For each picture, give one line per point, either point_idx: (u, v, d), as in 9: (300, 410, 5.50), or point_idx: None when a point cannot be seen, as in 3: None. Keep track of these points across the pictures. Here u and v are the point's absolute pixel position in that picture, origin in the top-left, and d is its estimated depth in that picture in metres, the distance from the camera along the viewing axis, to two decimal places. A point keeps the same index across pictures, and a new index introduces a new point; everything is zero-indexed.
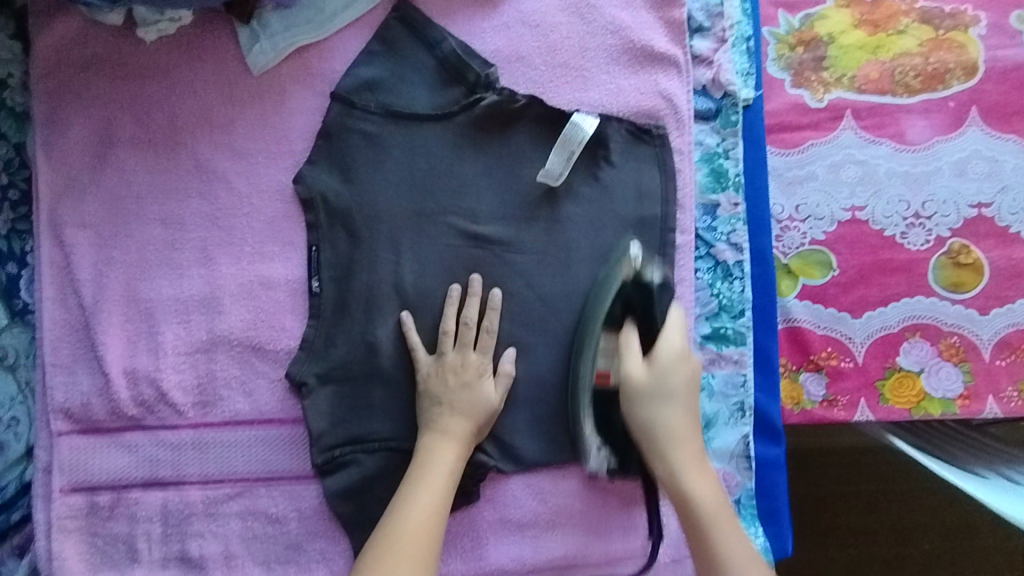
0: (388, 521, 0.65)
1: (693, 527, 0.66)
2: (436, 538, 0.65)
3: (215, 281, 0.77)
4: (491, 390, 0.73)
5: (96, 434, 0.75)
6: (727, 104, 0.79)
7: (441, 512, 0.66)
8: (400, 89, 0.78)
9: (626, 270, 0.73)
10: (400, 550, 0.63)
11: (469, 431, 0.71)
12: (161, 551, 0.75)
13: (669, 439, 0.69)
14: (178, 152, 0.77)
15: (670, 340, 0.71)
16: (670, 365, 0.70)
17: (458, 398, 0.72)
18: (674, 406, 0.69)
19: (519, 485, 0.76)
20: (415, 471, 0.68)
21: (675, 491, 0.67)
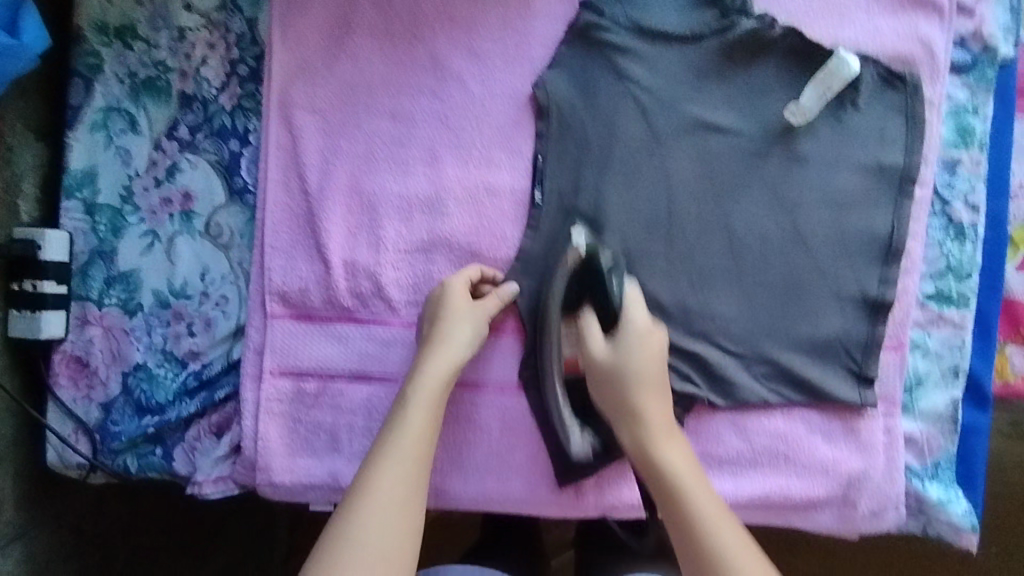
0: (386, 432, 0.65)
1: (679, 531, 0.62)
2: (420, 470, 0.63)
3: (440, 181, 0.74)
4: (456, 286, 0.70)
5: (309, 321, 0.74)
6: (983, 61, 0.76)
7: (428, 446, 0.65)
8: (650, 7, 0.74)
9: (596, 335, 0.69)
10: (396, 462, 0.63)
11: (459, 335, 0.68)
12: (362, 445, 0.74)
13: (671, 485, 0.63)
14: (416, 47, 0.75)
15: (655, 405, 0.66)
16: (656, 430, 0.65)
17: (436, 311, 0.70)
18: (657, 408, 0.66)
19: (724, 420, 0.74)
20: (411, 381, 0.67)
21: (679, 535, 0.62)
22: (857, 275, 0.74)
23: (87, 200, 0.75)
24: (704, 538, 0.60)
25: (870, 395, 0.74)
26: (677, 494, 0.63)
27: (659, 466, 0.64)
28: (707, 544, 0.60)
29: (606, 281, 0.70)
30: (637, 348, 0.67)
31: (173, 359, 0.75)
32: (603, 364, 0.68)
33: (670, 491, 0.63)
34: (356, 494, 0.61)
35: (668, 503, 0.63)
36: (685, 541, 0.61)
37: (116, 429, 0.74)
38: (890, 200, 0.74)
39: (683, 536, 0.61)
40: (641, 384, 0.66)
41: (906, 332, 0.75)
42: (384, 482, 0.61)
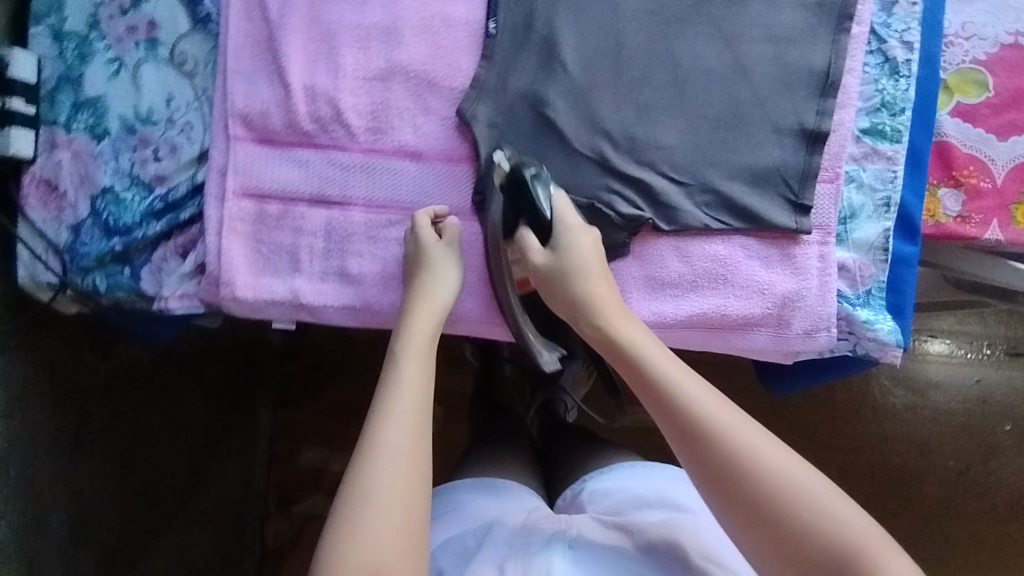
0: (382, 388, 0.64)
1: (666, 405, 0.62)
2: (424, 413, 0.62)
3: (397, 11, 0.77)
4: (425, 241, 0.73)
5: (271, 146, 0.77)
6: None
7: (430, 389, 0.65)
8: None
9: (537, 249, 0.73)
10: (403, 411, 0.62)
11: (445, 287, 0.72)
12: (322, 266, 0.77)
13: (649, 369, 0.64)
14: None
15: (620, 318, 0.69)
16: (618, 320, 0.69)
17: (415, 272, 0.73)
18: (631, 324, 0.68)
19: (667, 245, 0.78)
20: (398, 339, 0.68)
21: (658, 407, 0.63)
22: (794, 108, 0.78)
23: (55, 29, 0.78)
24: (687, 396, 0.61)
25: (806, 223, 0.78)
26: (643, 366, 0.65)
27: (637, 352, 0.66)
28: (696, 410, 0.61)
29: (532, 191, 0.71)
30: (578, 252, 0.71)
31: (140, 184, 0.78)
32: (551, 274, 0.72)
33: (654, 370, 0.64)
34: (369, 441, 0.60)
35: (651, 389, 0.64)
36: (668, 405, 0.62)
37: (84, 249, 0.77)
38: (828, 36, 0.78)
39: (669, 404, 0.62)
40: (607, 314, 0.69)
41: (841, 164, 0.79)
42: (391, 433, 0.60)
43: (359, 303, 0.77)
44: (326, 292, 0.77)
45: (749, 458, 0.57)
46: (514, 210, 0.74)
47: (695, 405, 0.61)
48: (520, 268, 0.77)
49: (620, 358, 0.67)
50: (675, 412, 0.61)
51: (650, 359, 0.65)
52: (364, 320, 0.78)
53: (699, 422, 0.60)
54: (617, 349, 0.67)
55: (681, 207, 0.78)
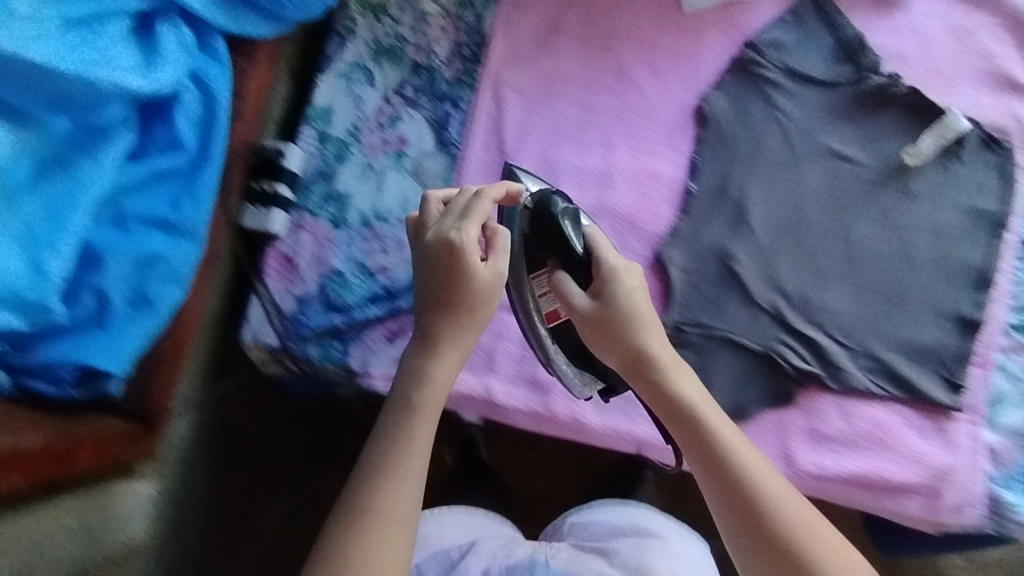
0: (386, 435, 0.64)
1: (731, 489, 0.64)
2: (419, 471, 0.62)
3: (612, 162, 0.89)
4: (470, 234, 0.65)
5: None
6: None
7: (428, 446, 0.64)
8: (803, 53, 0.90)
9: (578, 293, 0.71)
10: (394, 473, 0.61)
11: (474, 296, 0.66)
12: (514, 369, 0.85)
13: (731, 466, 0.65)
14: (609, 56, 0.91)
15: (684, 382, 0.69)
16: (674, 374, 0.69)
17: (451, 264, 0.66)
18: (698, 395, 0.68)
19: (831, 403, 0.85)
20: (414, 384, 0.65)
21: (724, 490, 0.64)
22: (951, 296, 0.87)
23: (320, 130, 0.90)
24: (777, 514, 0.63)
25: (961, 400, 0.85)
26: (732, 462, 0.65)
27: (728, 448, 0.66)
28: (795, 536, 0.62)
29: (563, 230, 0.72)
30: (626, 297, 0.69)
31: (365, 270, 0.87)
32: (595, 321, 0.70)
33: (725, 457, 0.65)
34: (361, 498, 0.60)
35: (712, 464, 0.66)
36: (723, 482, 0.65)
37: (307, 320, 0.85)
38: (984, 238, 0.89)
39: (740, 501, 0.64)
40: (665, 372, 0.68)
41: (990, 352, 0.86)
42: (389, 495, 0.60)
43: (544, 410, 0.84)
44: (516, 394, 0.84)
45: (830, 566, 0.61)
46: (536, 235, 0.75)
47: (796, 532, 0.62)
48: (548, 301, 0.77)
49: (686, 429, 0.67)
50: (756, 521, 0.63)
51: (734, 452, 0.65)
52: (544, 425, 0.85)
53: (805, 556, 0.61)
54: (669, 403, 0.68)
55: (846, 368, 0.85)
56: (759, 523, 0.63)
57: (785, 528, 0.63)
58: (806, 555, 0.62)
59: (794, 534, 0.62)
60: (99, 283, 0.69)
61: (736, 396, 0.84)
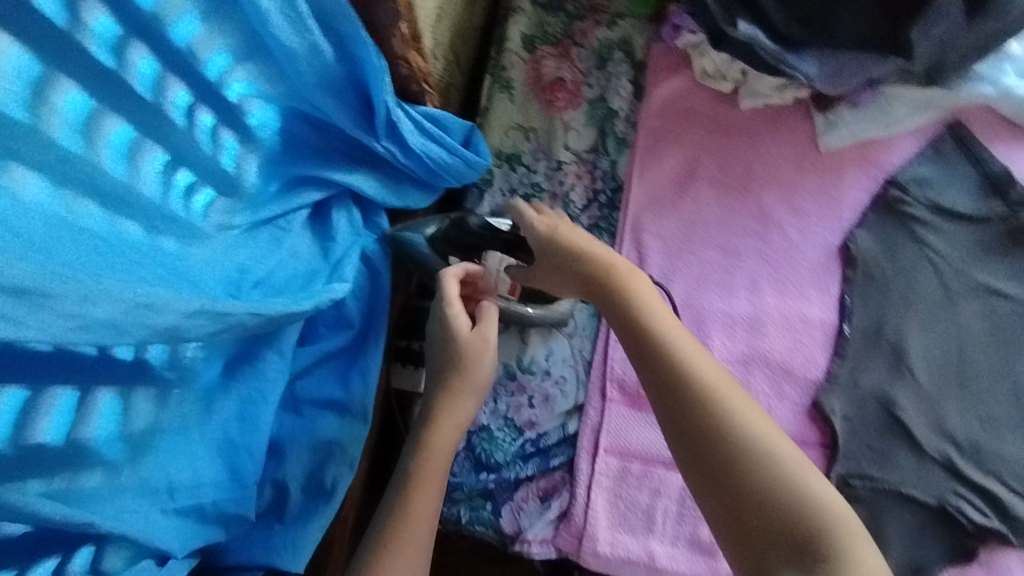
0: (390, 521, 0.63)
1: (676, 404, 0.60)
2: (425, 545, 0.63)
3: (760, 305, 0.88)
4: (458, 319, 0.71)
5: (638, 408, 0.84)
6: None
7: (434, 519, 0.65)
8: (945, 190, 0.91)
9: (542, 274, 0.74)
10: (403, 549, 0.62)
11: (482, 374, 0.70)
12: (674, 529, 0.81)
13: (695, 388, 0.60)
14: (748, 199, 0.92)
15: (676, 329, 0.65)
16: (656, 315, 0.65)
17: (443, 350, 0.71)
18: (675, 330, 0.64)
19: (1014, 558, 0.80)
20: (412, 453, 0.67)
21: (688, 416, 0.59)
22: None
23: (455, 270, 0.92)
24: (733, 434, 0.57)
25: None
26: (682, 376, 0.61)
27: (689, 368, 0.61)
28: (747, 453, 0.56)
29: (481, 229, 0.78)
30: (589, 253, 0.69)
31: (512, 425, 0.85)
32: (568, 277, 0.71)
33: (688, 378, 0.60)
34: None
35: (672, 391, 0.60)
36: (683, 408, 0.59)
37: (457, 479, 0.83)
38: None
39: (690, 418, 0.59)
40: (656, 322, 0.64)
41: None
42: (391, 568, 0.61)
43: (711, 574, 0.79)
44: (679, 557, 0.80)
45: (821, 529, 0.53)
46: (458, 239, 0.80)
47: (725, 433, 0.57)
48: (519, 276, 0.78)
49: (655, 358, 0.62)
50: (705, 437, 0.58)
51: (689, 373, 0.61)
52: None
53: (753, 475, 0.55)
54: (644, 340, 0.64)
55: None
56: (714, 442, 0.57)
57: (733, 442, 0.57)
58: (730, 453, 0.57)
59: (747, 453, 0.56)
60: (280, 474, 0.68)
61: (912, 554, 0.80)
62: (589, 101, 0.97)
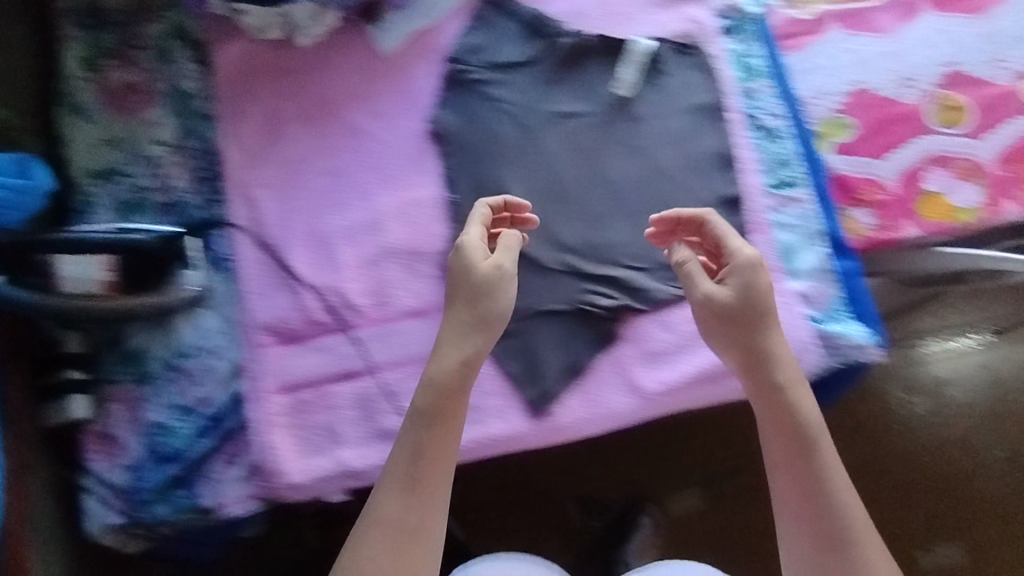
0: (427, 457, 0.72)
1: (764, 376, 0.77)
2: (442, 475, 0.72)
3: (374, 208, 0.94)
4: (477, 264, 0.77)
5: (292, 343, 0.88)
6: (742, 21, 1.02)
7: (427, 451, 0.72)
8: (496, 47, 0.99)
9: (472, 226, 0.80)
10: (387, 489, 0.71)
11: (500, 302, 0.76)
12: (360, 431, 0.85)
13: (774, 372, 0.76)
14: (333, 121, 0.97)
15: (770, 305, 0.77)
16: (760, 290, 0.77)
17: (459, 290, 0.77)
18: (772, 304, 0.77)
19: (651, 322, 0.89)
20: (425, 393, 0.73)
21: (761, 382, 0.77)
22: (708, 184, 0.95)
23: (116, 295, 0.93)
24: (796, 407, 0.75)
25: None
26: (768, 358, 0.77)
27: (780, 352, 0.77)
28: (800, 417, 0.75)
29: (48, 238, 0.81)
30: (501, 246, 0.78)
31: (183, 409, 0.86)
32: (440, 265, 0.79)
33: (775, 360, 0.77)
34: (363, 522, 0.71)
35: (755, 361, 0.77)
36: (761, 376, 0.77)
37: (145, 481, 0.85)
38: (712, 126, 0.97)
39: (766, 388, 0.76)
40: (768, 307, 0.77)
41: (762, 216, 0.94)
42: (387, 503, 0.71)
43: None
44: (369, 454, 0.84)
45: (803, 444, 0.74)
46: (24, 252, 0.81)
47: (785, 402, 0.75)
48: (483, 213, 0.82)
49: (724, 324, 0.78)
50: (779, 402, 0.76)
51: (781, 361, 0.77)
52: None
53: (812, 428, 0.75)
54: (728, 321, 0.77)
55: (647, 286, 0.90)
56: (779, 406, 0.75)
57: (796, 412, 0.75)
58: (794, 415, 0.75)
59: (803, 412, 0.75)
60: None
61: (566, 356, 0.88)
62: (162, 94, 0.98)
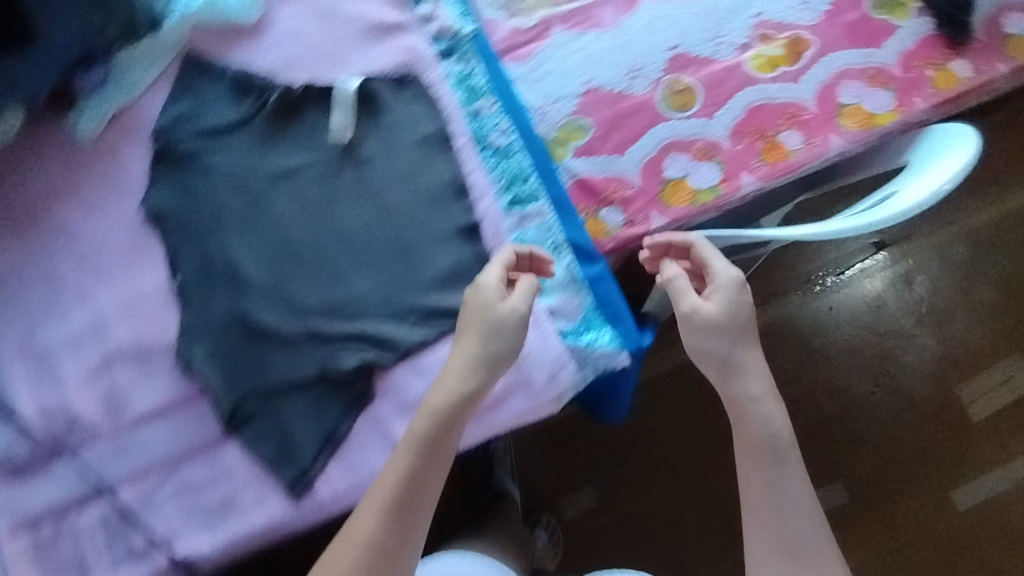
0: (404, 475, 0.75)
1: (733, 395, 0.82)
2: (421, 492, 0.75)
3: (96, 310, 0.88)
4: (502, 304, 0.79)
5: (25, 475, 0.83)
6: (459, 40, 1.01)
7: (422, 469, 0.75)
8: (205, 113, 0.95)
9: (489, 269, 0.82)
10: (372, 496, 0.75)
11: (496, 349, 0.78)
12: (111, 555, 0.81)
13: (744, 388, 0.81)
14: (41, 223, 0.91)
15: (744, 314, 0.83)
16: (731, 303, 0.82)
17: (477, 329, 0.79)
18: (744, 320, 0.82)
19: (404, 371, 0.87)
20: (426, 417, 0.76)
21: (734, 405, 0.81)
22: (446, 215, 0.93)
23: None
24: (767, 422, 0.79)
25: (501, 293, 0.90)
26: (739, 377, 0.81)
27: (747, 363, 0.81)
28: (773, 429, 0.79)
29: None
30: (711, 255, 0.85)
31: None
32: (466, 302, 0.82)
33: (746, 374, 0.81)
34: (348, 528, 0.74)
35: (726, 379, 0.82)
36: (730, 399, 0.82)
37: None
38: (441, 155, 0.95)
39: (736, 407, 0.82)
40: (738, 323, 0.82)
41: (504, 237, 0.93)
42: (361, 519, 0.73)
43: (157, 569, 0.81)
44: None
45: (776, 461, 0.78)
46: None
47: (761, 417, 0.79)
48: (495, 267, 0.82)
49: (705, 345, 0.82)
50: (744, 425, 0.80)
51: (748, 373, 0.81)
52: None
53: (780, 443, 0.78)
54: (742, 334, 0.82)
55: (394, 334, 0.87)
56: (749, 424, 0.80)
57: (771, 424, 0.79)
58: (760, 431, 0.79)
59: (766, 426, 0.79)
60: None
61: (319, 428, 0.84)
62: None
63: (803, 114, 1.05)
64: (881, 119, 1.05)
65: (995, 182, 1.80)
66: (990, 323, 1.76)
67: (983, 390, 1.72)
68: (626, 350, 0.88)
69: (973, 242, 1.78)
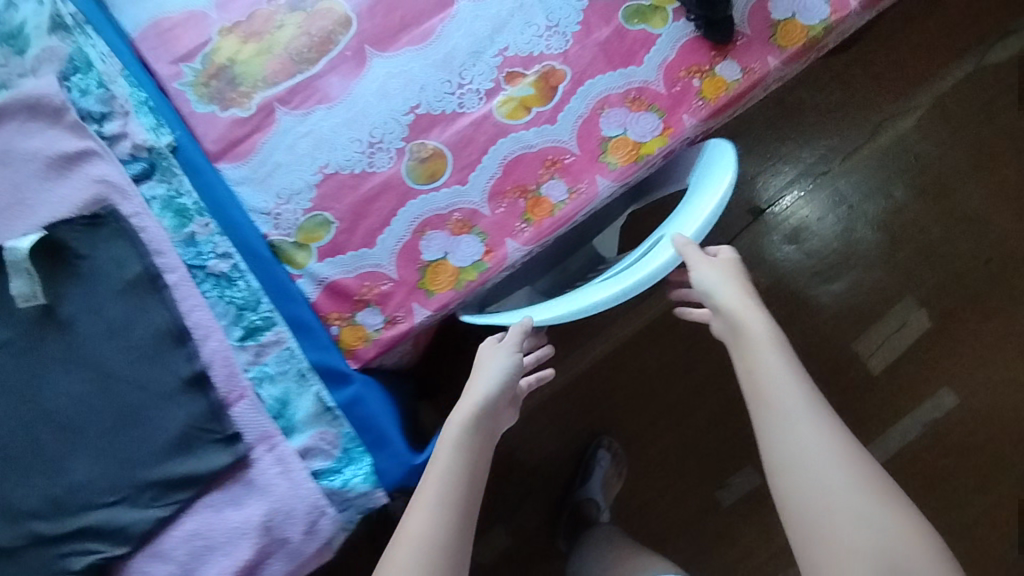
0: (438, 474, 0.78)
1: (786, 418, 0.74)
2: (468, 494, 0.78)
3: None
4: (502, 355, 0.86)
5: None
6: (158, 157, 0.90)
7: (464, 483, 0.78)
8: None
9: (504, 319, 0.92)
10: (431, 486, 0.77)
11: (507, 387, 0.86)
12: None
13: (798, 410, 0.74)
14: None
15: (765, 328, 0.78)
16: (760, 319, 0.79)
17: (480, 375, 0.85)
18: (776, 336, 0.77)
19: (145, 560, 0.79)
20: (456, 430, 0.81)
21: (803, 421, 0.74)
22: (167, 370, 0.82)
23: None
24: (802, 462, 0.72)
25: (241, 447, 0.81)
26: (779, 405, 0.74)
27: (776, 396, 0.75)
28: (796, 479, 0.72)
29: None
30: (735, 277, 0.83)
31: None
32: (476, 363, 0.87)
33: (787, 404, 0.74)
34: (436, 498, 0.76)
35: (767, 408, 0.76)
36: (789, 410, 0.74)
37: None
38: (155, 299, 0.84)
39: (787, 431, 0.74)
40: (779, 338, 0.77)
41: (239, 380, 0.84)
42: (413, 517, 0.76)
43: None
44: None
45: (836, 498, 0.71)
46: None
47: (806, 446, 0.73)
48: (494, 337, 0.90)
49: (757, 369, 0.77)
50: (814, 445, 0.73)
51: (785, 404, 0.74)
52: None
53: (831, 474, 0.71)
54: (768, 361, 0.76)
55: (123, 521, 0.77)
56: (792, 459, 0.73)
57: (802, 462, 0.73)
58: (800, 472, 0.72)
59: (799, 466, 0.72)
60: None
61: None
62: None
63: (565, 158, 0.95)
64: (648, 148, 0.96)
65: (868, 111, 1.57)
66: (885, 265, 1.54)
67: (887, 336, 1.53)
68: (381, 484, 0.84)
69: (858, 174, 1.56)
